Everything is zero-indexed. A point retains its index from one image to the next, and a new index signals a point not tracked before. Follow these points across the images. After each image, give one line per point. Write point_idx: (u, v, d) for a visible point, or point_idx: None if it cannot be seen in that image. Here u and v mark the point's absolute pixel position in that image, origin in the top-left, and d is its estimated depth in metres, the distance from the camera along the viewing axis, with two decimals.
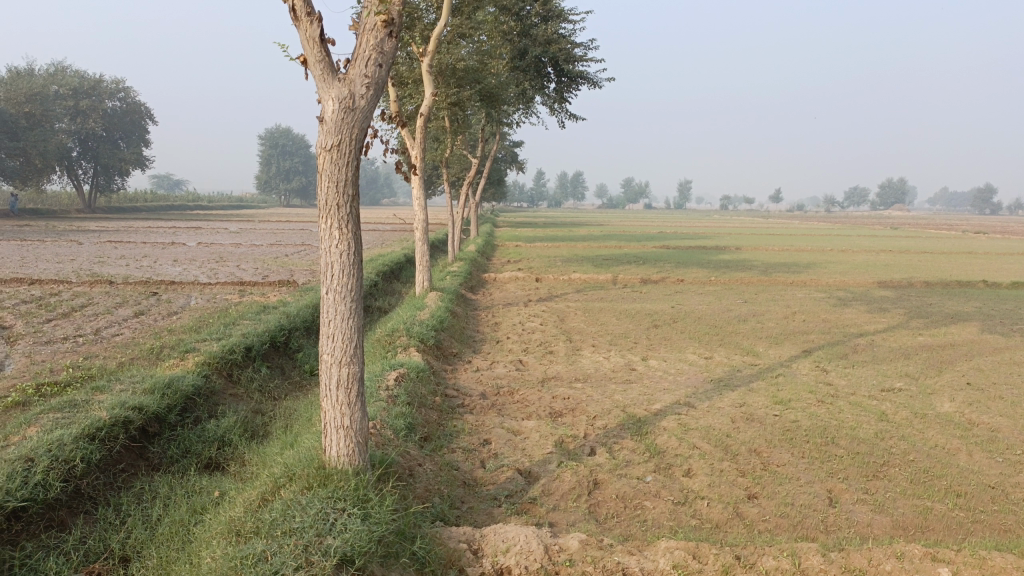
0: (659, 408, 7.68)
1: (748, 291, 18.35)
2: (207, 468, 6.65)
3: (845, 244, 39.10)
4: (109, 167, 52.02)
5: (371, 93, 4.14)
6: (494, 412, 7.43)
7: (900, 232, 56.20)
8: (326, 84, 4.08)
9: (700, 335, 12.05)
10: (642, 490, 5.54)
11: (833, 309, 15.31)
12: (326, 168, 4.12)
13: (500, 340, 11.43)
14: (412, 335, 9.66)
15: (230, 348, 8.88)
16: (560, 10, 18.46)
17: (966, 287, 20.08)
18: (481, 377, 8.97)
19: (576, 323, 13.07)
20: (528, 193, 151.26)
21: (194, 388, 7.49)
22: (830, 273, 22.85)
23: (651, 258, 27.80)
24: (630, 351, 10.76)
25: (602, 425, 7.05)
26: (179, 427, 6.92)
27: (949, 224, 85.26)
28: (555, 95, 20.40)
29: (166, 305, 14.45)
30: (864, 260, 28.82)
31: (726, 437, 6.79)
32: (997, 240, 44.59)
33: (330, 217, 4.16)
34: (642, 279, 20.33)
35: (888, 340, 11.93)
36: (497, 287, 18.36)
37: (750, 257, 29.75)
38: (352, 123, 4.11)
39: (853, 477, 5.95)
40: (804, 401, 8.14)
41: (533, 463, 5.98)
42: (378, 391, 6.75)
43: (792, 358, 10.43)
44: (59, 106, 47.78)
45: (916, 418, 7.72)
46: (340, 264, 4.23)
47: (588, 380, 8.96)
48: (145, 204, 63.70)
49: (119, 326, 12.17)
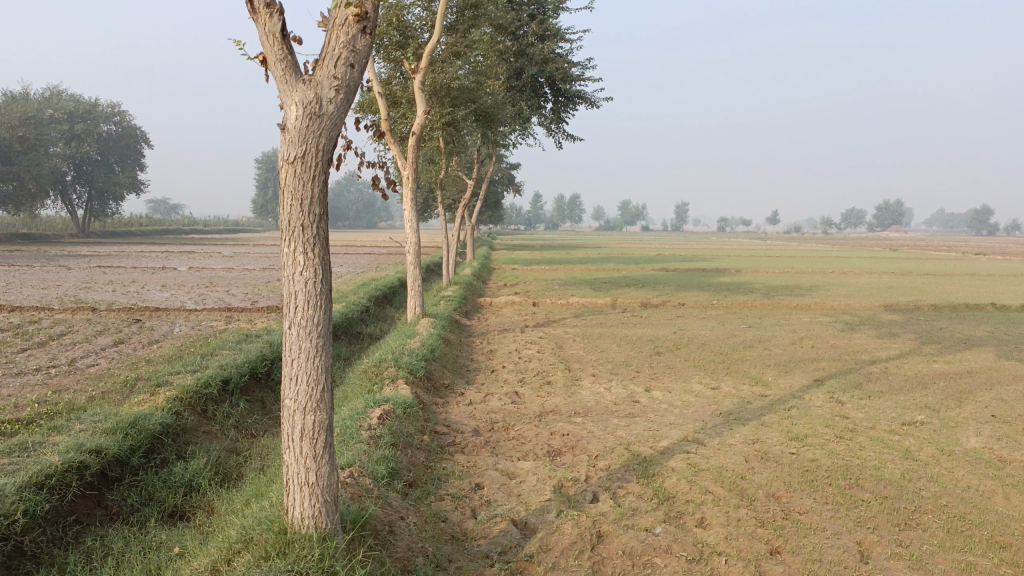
0: (666, 447, 7.10)
1: (752, 315, 17.81)
2: (170, 518, 6.07)
3: (846, 266, 38.77)
4: (103, 192, 51.53)
5: (341, 98, 3.61)
6: (488, 452, 6.86)
7: (899, 254, 55.84)
8: (289, 87, 3.56)
9: (704, 363, 11.52)
10: (651, 544, 4.94)
11: (841, 334, 14.77)
12: (289, 183, 3.57)
13: (495, 369, 10.86)
14: (400, 366, 9.09)
15: (205, 381, 8.30)
16: (557, 30, 18.30)
17: (975, 310, 19.55)
18: (475, 411, 8.38)
19: (575, 351, 12.51)
20: (525, 215, 151.10)
21: (162, 427, 6.91)
22: (834, 296, 22.33)
23: (650, 281, 27.29)
24: (633, 381, 10.20)
25: (605, 467, 6.47)
26: (143, 471, 6.35)
27: (950, 245, 84.82)
28: (552, 116, 20.08)
29: (148, 333, 13.88)
30: (865, 282, 28.39)
31: (740, 479, 6.22)
32: (998, 262, 44.21)
33: (293, 240, 3.61)
34: (642, 303, 19.80)
35: (902, 368, 11.37)
36: (494, 312, 17.81)
37: (751, 279, 29.22)
38: (319, 131, 3.57)
39: (884, 527, 5.36)
40: (821, 436, 7.57)
41: (529, 512, 5.40)
42: (358, 432, 6.18)
43: (803, 388, 9.87)
44: (53, 130, 47.70)
45: (943, 455, 7.16)
46: (305, 294, 3.68)
47: (588, 414, 8.37)
48: (141, 229, 63.27)
49: (96, 356, 11.58)
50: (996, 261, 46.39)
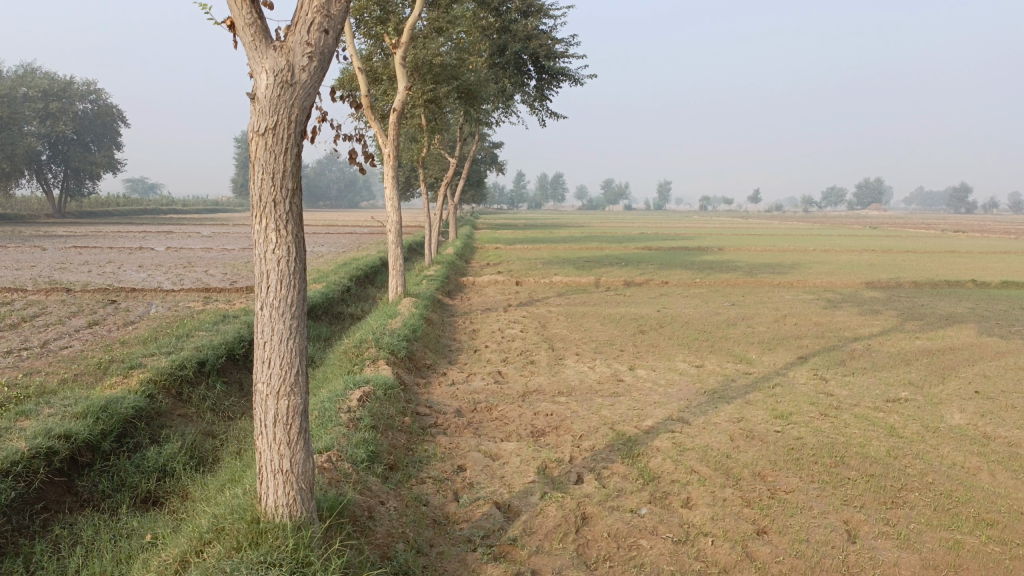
0: (651, 426, 7.02)
1: (735, 293, 17.79)
2: (143, 504, 5.91)
3: (827, 243, 38.86)
4: (79, 171, 50.56)
5: (314, 66, 3.41)
6: (470, 433, 6.75)
7: (879, 232, 56.27)
8: (258, 54, 3.35)
9: (688, 341, 11.46)
10: (637, 526, 4.85)
11: (824, 311, 14.78)
12: (259, 156, 3.38)
13: (478, 349, 10.73)
14: (381, 346, 8.94)
15: (180, 363, 8.11)
16: (541, 6, 18.01)
17: (956, 287, 19.66)
18: (457, 391, 8.25)
19: (558, 330, 12.40)
20: (508, 195, 150.65)
21: (135, 411, 6.72)
22: (816, 274, 22.36)
23: (634, 259, 27.23)
24: (617, 360, 10.11)
25: (589, 447, 6.37)
26: (115, 456, 6.18)
27: (929, 223, 85.45)
28: (534, 94, 19.91)
29: (124, 314, 13.60)
30: (847, 259, 28.48)
31: (725, 458, 6.15)
32: (977, 240, 44.60)
33: (265, 217, 3.44)
34: (626, 282, 19.73)
35: (886, 345, 11.35)
36: (476, 292, 17.65)
37: (734, 258, 29.23)
38: (291, 101, 3.37)
39: (870, 506, 5.32)
40: (807, 414, 7.52)
41: (512, 495, 5.29)
42: (337, 414, 6.04)
43: (788, 366, 9.82)
44: (27, 108, 46.73)
45: (927, 432, 7.13)
46: (278, 273, 3.51)
47: (572, 394, 8.27)
48: (118, 208, 62.40)
49: (70, 337, 11.32)
50: (976, 239, 46.63)
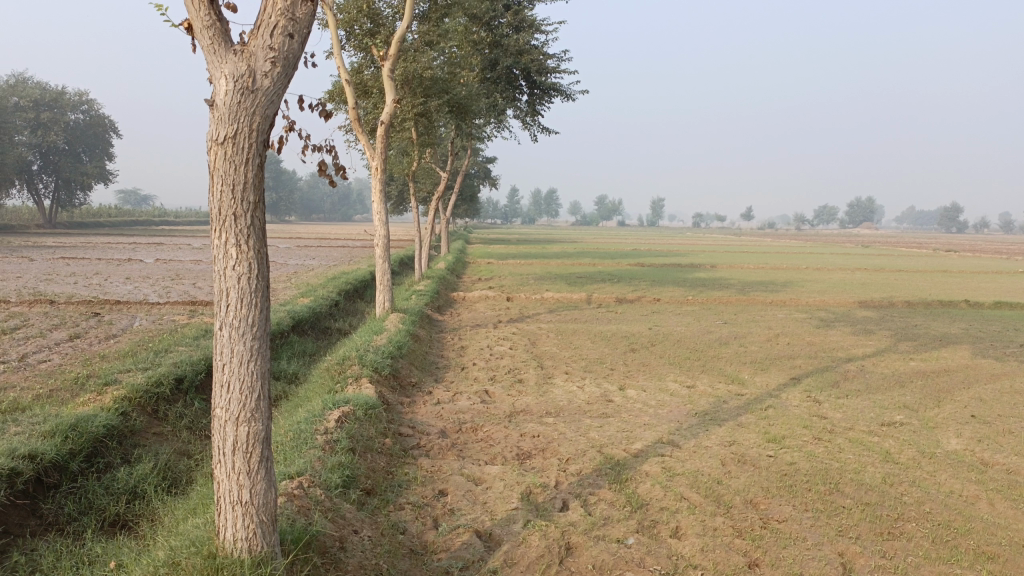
0: (640, 449, 6.82)
1: (727, 311, 17.64)
2: (111, 529, 5.63)
3: (820, 262, 38.88)
4: (70, 182, 50.17)
5: (277, 72, 3.25)
6: (453, 455, 6.52)
7: (871, 250, 56.46)
8: (217, 59, 3.20)
9: (680, 361, 11.28)
10: (623, 557, 4.64)
11: (816, 331, 14.63)
12: (218, 166, 3.21)
13: (466, 366, 10.52)
14: (364, 364, 8.72)
15: (156, 379, 7.87)
16: (533, 21, 18.10)
17: (949, 307, 19.56)
18: (442, 411, 8.03)
19: (548, 348, 12.20)
20: (501, 210, 150.99)
21: (106, 429, 6.48)
22: (810, 292, 22.23)
23: (625, 276, 27.10)
24: (606, 379, 9.91)
25: (576, 471, 6.16)
26: (83, 477, 5.93)
27: (923, 242, 85.62)
28: (527, 109, 19.86)
29: (107, 327, 13.33)
30: (839, 278, 28.38)
31: (716, 484, 5.94)
32: (967, 259, 44.79)
33: (224, 231, 3.26)
34: (617, 298, 19.57)
35: (879, 366, 11.19)
36: (466, 307, 17.45)
37: (726, 275, 29.13)
38: (252, 108, 3.21)
39: (866, 537, 5.12)
40: (800, 438, 7.32)
41: (494, 523, 5.07)
42: (313, 436, 5.82)
43: (780, 387, 9.63)
44: (18, 119, 46.47)
45: (924, 458, 6.96)
46: (238, 291, 3.32)
47: (560, 415, 8.05)
48: (109, 219, 62.06)
49: (48, 351, 11.06)
50: (967, 258, 46.82)
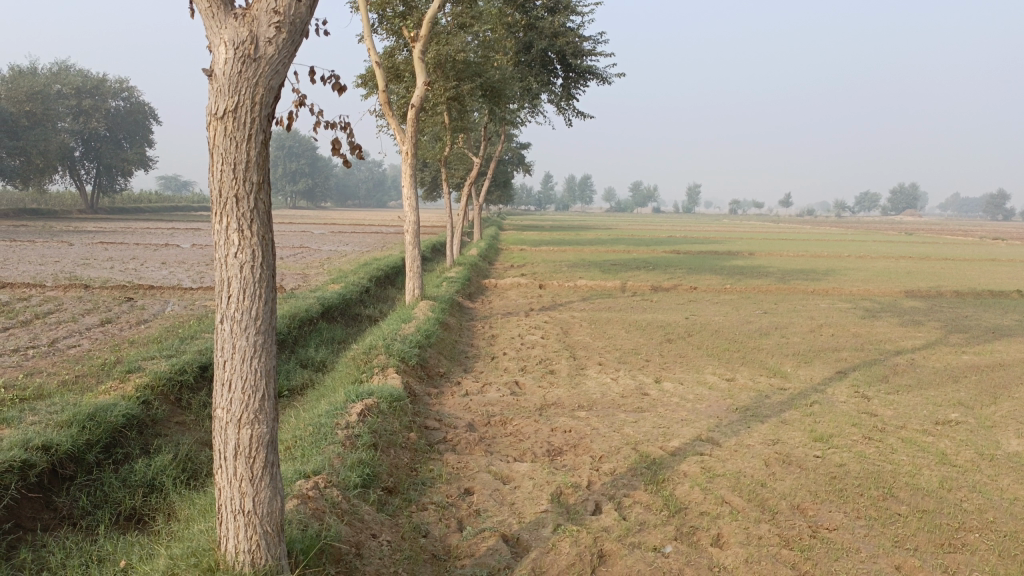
0: (677, 447, 6.46)
1: (767, 300, 17.09)
2: (125, 523, 5.45)
3: (863, 249, 37.77)
4: (111, 167, 50.84)
5: (281, 38, 2.97)
6: (481, 450, 6.23)
7: (915, 238, 54.90)
8: (217, 24, 2.95)
9: (718, 352, 10.85)
10: (660, 567, 4.31)
11: (861, 322, 14.04)
12: (218, 142, 2.98)
13: (496, 356, 10.23)
14: (391, 353, 8.47)
15: (180, 367, 7.71)
16: (569, 2, 17.65)
17: (1000, 297, 18.74)
18: (470, 403, 7.73)
19: (580, 337, 11.84)
20: (535, 196, 150.59)
21: (126, 419, 6.32)
22: (852, 281, 21.51)
23: (661, 263, 26.52)
24: (642, 371, 9.52)
25: (609, 471, 5.82)
26: (100, 469, 5.77)
27: (969, 230, 83.30)
28: (561, 93, 19.45)
29: (138, 312, 13.28)
30: (882, 267, 27.56)
31: (760, 488, 5.57)
32: (1015, 247, 43.33)
33: (225, 214, 3.04)
34: (652, 286, 19.11)
35: (930, 360, 10.63)
36: (498, 294, 17.16)
37: (765, 262, 28.41)
38: (254, 78, 2.94)
39: (925, 549, 4.72)
40: (849, 437, 6.89)
41: (522, 527, 4.76)
42: (333, 432, 5.57)
43: (825, 381, 9.16)
44: (61, 105, 47.23)
45: (983, 460, 6.49)
46: (240, 281, 3.12)
47: (593, 408, 7.71)
48: (150, 205, 63.01)
49: (79, 336, 11.00)
50: (1016, 246, 45.20)
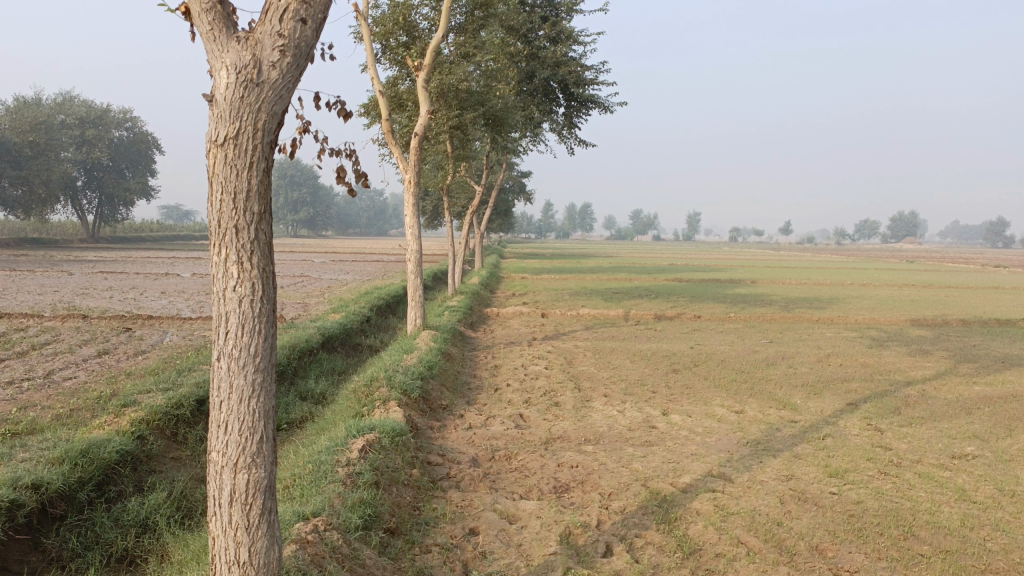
0: (688, 484, 6.26)
1: (772, 329, 16.91)
2: (116, 565, 5.24)
3: (865, 278, 37.62)
4: (113, 197, 50.88)
5: (286, 62, 2.86)
6: (486, 487, 6.04)
7: (915, 266, 54.88)
8: (218, 47, 2.84)
9: (725, 383, 10.66)
10: None
11: (869, 351, 13.85)
12: (217, 170, 2.85)
13: (499, 387, 10.05)
14: (393, 385, 8.29)
15: (177, 401, 7.53)
16: (570, 32, 17.75)
17: (1007, 326, 18.56)
18: (474, 437, 7.54)
19: (585, 368, 11.66)
20: (535, 224, 150.96)
21: (120, 455, 6.13)
22: (856, 310, 21.34)
23: (663, 291, 26.37)
24: (649, 403, 9.33)
25: (619, 509, 5.62)
26: (92, 508, 5.57)
27: (969, 257, 83.31)
28: (563, 122, 19.48)
29: (136, 343, 13.11)
30: (886, 295, 27.40)
31: (776, 527, 5.36)
32: (1016, 275, 43.21)
33: (224, 246, 2.91)
34: (656, 315, 18.96)
35: (941, 391, 10.44)
36: (500, 324, 17.00)
37: (768, 291, 28.25)
38: (256, 103, 2.83)
39: None
40: (864, 473, 6.68)
41: (530, 570, 4.56)
42: (334, 469, 5.39)
43: (836, 413, 8.96)
44: (64, 135, 47.42)
45: (1004, 496, 6.29)
46: (239, 316, 2.98)
47: (599, 442, 7.51)
48: (151, 234, 63.11)
49: (75, 368, 10.82)
50: (1018, 274, 45.19)
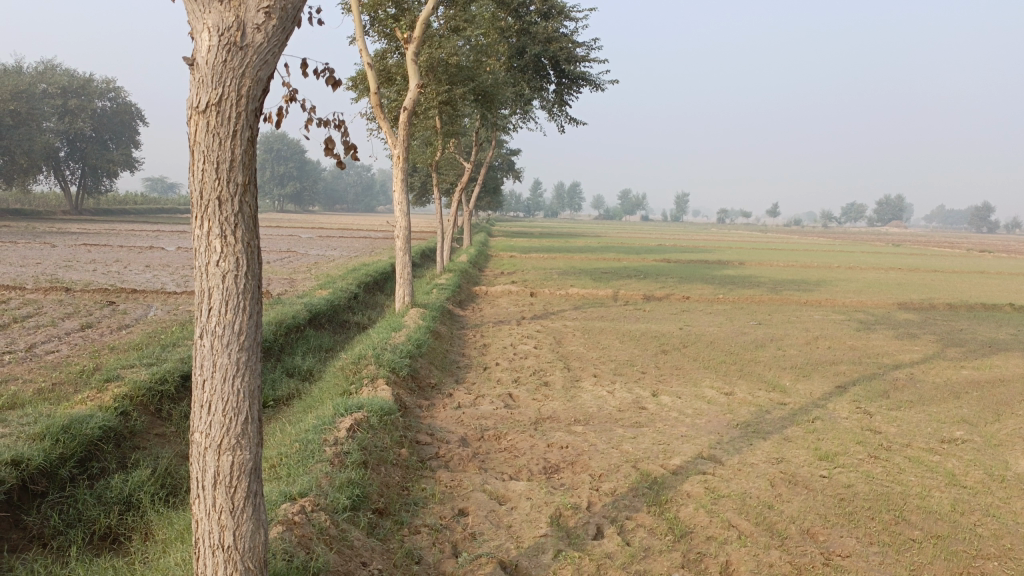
0: (679, 466, 6.21)
1: (760, 311, 16.91)
2: (98, 544, 5.15)
3: (853, 261, 37.73)
4: (96, 168, 50.08)
5: (271, 25, 2.72)
6: (475, 467, 5.97)
7: (901, 249, 55.17)
8: (199, 7, 2.68)
9: (714, 364, 10.64)
10: None
11: (857, 334, 13.86)
12: (199, 138, 2.72)
13: (488, 366, 9.97)
14: (381, 363, 8.19)
15: (161, 376, 7.40)
16: (563, 7, 17.54)
17: (992, 310, 18.65)
18: (463, 417, 7.47)
19: (574, 348, 11.59)
20: (524, 202, 150.49)
21: (102, 432, 6.01)
22: (844, 292, 21.39)
23: (652, 272, 26.33)
24: (638, 384, 9.28)
25: (610, 491, 5.57)
26: (74, 485, 5.46)
27: (953, 242, 83.88)
28: (554, 99, 19.27)
29: (120, 317, 12.91)
30: (873, 278, 27.48)
31: (767, 510, 5.33)
32: (1000, 260, 43.49)
33: (207, 218, 2.78)
34: (644, 295, 18.92)
35: (929, 374, 10.46)
36: (489, 302, 16.91)
37: (756, 272, 28.29)
38: (240, 68, 2.69)
39: None
40: (854, 456, 6.67)
41: (520, 553, 4.50)
42: (322, 448, 5.31)
43: (825, 396, 8.96)
44: (46, 105, 46.54)
45: (993, 481, 6.29)
46: (222, 292, 2.87)
47: (589, 423, 7.45)
48: (136, 206, 62.34)
49: (57, 342, 10.64)
50: (1003, 259, 45.56)
